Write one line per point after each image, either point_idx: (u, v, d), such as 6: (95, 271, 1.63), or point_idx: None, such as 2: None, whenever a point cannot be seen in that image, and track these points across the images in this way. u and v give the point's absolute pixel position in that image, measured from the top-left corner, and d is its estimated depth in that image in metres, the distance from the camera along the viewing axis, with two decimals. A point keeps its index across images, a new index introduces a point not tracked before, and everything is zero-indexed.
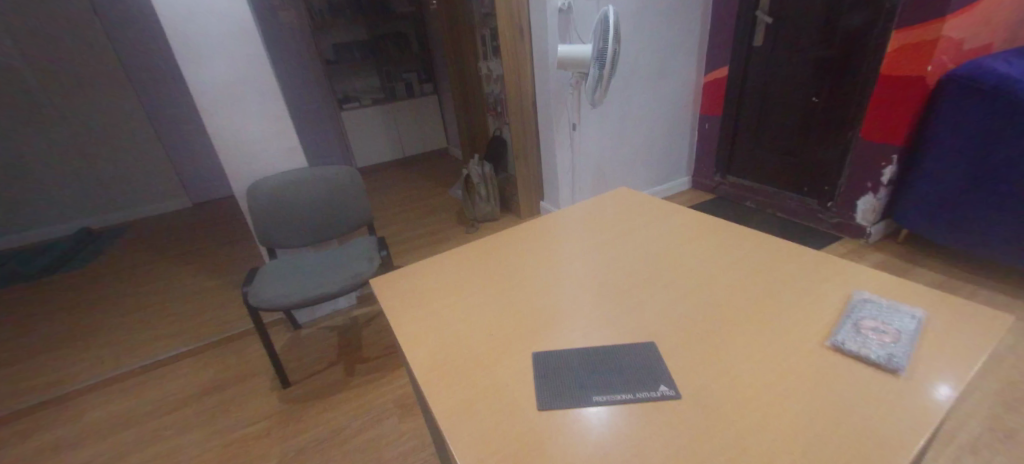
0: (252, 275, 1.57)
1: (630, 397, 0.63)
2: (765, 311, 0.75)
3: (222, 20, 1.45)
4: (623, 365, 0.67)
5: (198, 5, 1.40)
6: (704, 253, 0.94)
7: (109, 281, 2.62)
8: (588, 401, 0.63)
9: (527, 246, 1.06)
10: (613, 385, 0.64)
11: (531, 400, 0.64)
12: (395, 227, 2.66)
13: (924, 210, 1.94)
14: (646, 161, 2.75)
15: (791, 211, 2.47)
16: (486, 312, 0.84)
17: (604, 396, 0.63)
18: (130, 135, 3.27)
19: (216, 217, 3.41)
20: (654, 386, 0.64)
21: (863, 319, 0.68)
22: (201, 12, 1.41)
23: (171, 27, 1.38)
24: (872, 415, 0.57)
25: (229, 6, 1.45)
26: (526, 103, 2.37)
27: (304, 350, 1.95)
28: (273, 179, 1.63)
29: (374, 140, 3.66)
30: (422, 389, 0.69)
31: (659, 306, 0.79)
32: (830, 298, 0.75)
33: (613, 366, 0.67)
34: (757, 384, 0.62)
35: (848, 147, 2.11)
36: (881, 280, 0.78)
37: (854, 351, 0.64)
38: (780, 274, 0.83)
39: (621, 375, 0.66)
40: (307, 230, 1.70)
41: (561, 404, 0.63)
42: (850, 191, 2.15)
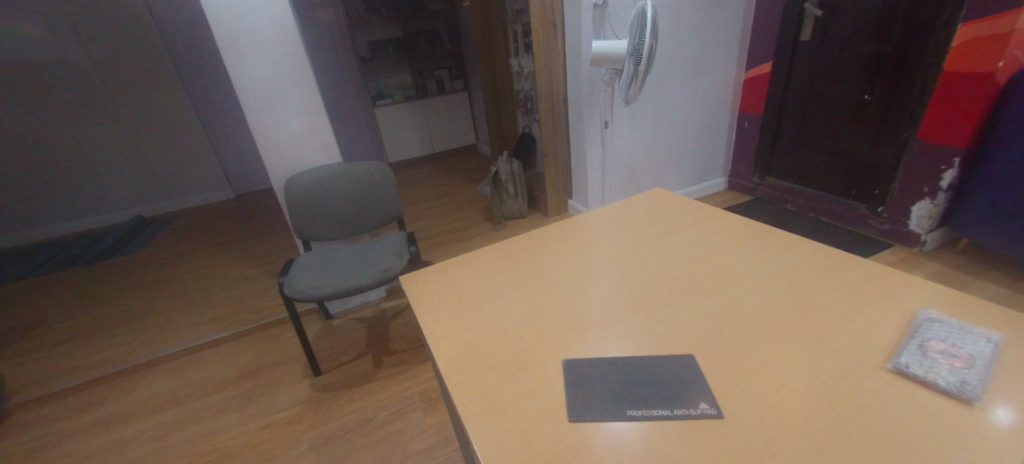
0: (287, 265, 1.61)
1: (668, 413, 0.59)
2: (816, 325, 0.69)
3: (265, 19, 1.48)
4: (660, 378, 0.64)
5: (242, 3, 1.44)
6: (745, 260, 0.89)
7: (158, 267, 2.75)
8: (620, 415, 0.59)
9: (557, 247, 1.03)
10: (649, 400, 0.61)
11: (561, 411, 0.61)
12: (424, 223, 2.68)
13: (988, 217, 1.79)
14: (682, 160, 2.66)
15: (836, 215, 2.33)
16: (515, 314, 0.82)
17: (639, 411, 0.60)
18: (178, 128, 3.43)
19: (255, 209, 3.54)
20: (693, 404, 0.59)
21: (930, 341, 0.62)
22: (245, 12, 1.45)
23: (217, 28, 1.43)
24: (940, 448, 0.51)
25: (271, 5, 1.48)
26: (557, 100, 2.33)
27: (334, 339, 1.98)
28: (309, 173, 1.66)
29: (406, 136, 3.70)
30: (449, 391, 0.67)
31: (696, 315, 0.75)
32: (889, 315, 0.69)
33: (649, 379, 0.64)
34: (807, 407, 0.57)
35: (904, 148, 1.97)
36: (946, 298, 0.71)
37: (919, 376, 0.58)
38: (829, 285, 0.77)
39: (658, 389, 0.62)
40: (339, 224, 1.73)
41: (592, 417, 0.60)
42: (904, 195, 2.00)
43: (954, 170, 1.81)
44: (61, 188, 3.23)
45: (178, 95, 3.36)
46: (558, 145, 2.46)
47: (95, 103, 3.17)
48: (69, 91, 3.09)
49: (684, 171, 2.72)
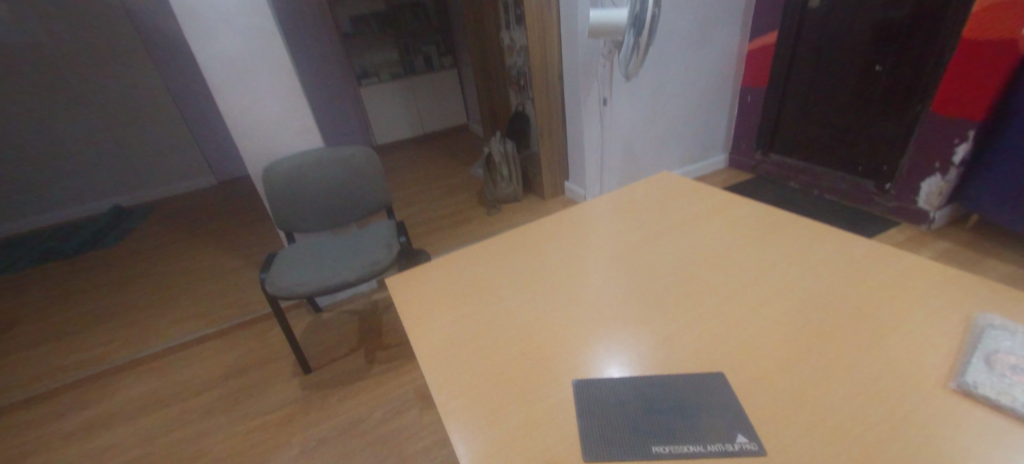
0: (269, 261, 1.50)
1: (700, 450, 0.51)
2: (859, 335, 0.62)
3: None
4: (689, 405, 0.56)
5: None
6: (768, 254, 0.81)
7: (137, 261, 2.63)
8: (644, 449, 0.52)
9: (558, 240, 0.94)
10: (676, 432, 0.53)
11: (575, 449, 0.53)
12: (414, 209, 2.57)
13: (1001, 193, 1.72)
14: (682, 138, 2.56)
15: (842, 193, 2.26)
16: (516, 322, 0.73)
17: (666, 447, 0.52)
18: (152, 113, 3.24)
19: (239, 196, 3.39)
20: (729, 435, 0.52)
21: (996, 354, 0.54)
22: None
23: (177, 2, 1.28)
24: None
25: None
26: (552, 76, 2.20)
27: (324, 334, 1.90)
28: (288, 160, 1.53)
29: (394, 117, 3.54)
30: (445, 426, 0.58)
31: (720, 324, 0.67)
32: (940, 321, 0.61)
33: (676, 405, 0.56)
34: (858, 437, 0.50)
35: (916, 123, 1.88)
36: (1001, 299, 0.63)
37: (989, 398, 0.50)
38: (868, 285, 0.70)
39: (686, 417, 0.54)
40: (323, 214, 1.62)
41: (611, 453, 0.52)
42: (913, 171, 1.93)
43: (968, 145, 1.73)
44: (30, 178, 3.06)
45: (149, 77, 3.16)
46: (554, 125, 2.34)
47: (60, 88, 2.96)
48: (31, 75, 2.88)
49: (685, 149, 2.63)
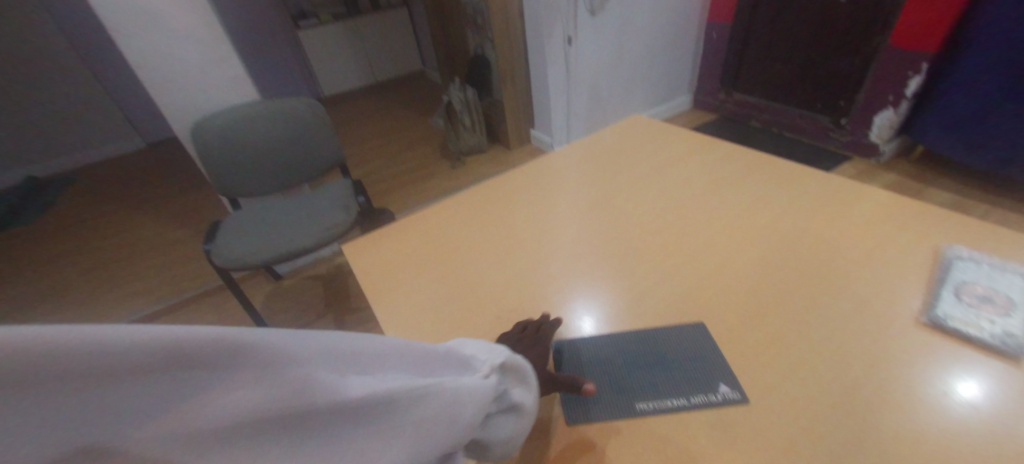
0: (212, 230, 1.37)
1: (684, 404, 0.50)
2: (833, 276, 0.62)
3: None
4: (672, 357, 0.55)
5: None
6: (742, 196, 0.79)
7: (63, 238, 2.37)
8: (630, 407, 0.51)
9: (530, 193, 0.89)
10: (661, 388, 0.52)
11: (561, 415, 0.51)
12: (373, 165, 2.43)
13: (946, 124, 1.77)
14: (647, 78, 2.49)
15: (800, 130, 2.29)
16: (490, 283, 0.69)
17: (650, 403, 0.51)
18: (56, 68, 2.82)
19: (174, 159, 3.08)
20: (712, 384, 0.52)
21: (966, 284, 0.55)
22: None
23: None
24: (986, 409, 0.46)
25: None
26: (512, 13, 2.04)
27: (287, 302, 1.81)
28: (218, 116, 1.36)
29: (341, 64, 3.25)
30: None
31: (698, 271, 0.66)
32: (910, 256, 0.62)
33: (660, 360, 0.55)
34: (836, 379, 0.50)
35: (873, 57, 1.86)
36: (965, 229, 0.65)
37: (960, 330, 0.52)
38: (842, 223, 0.70)
39: (669, 371, 0.54)
40: (268, 175, 1.48)
41: (599, 415, 0.50)
42: (867, 106, 1.96)
43: (920, 77, 1.76)
44: None
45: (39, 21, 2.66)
46: (516, 68, 2.21)
47: None
48: None
49: (650, 90, 2.56)
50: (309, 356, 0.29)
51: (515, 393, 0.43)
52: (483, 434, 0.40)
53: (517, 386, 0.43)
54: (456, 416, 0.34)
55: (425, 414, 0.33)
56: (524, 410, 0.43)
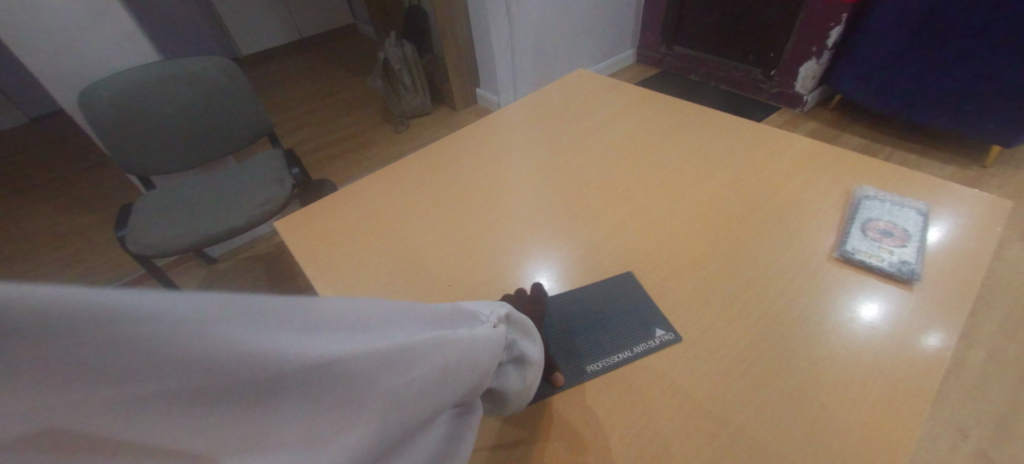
0: (124, 214, 1.24)
1: (627, 356, 0.53)
2: (760, 220, 0.67)
3: None
4: (609, 313, 0.58)
5: None
6: (681, 149, 0.82)
7: None
8: (580, 369, 0.53)
9: (476, 154, 0.87)
10: (605, 346, 0.55)
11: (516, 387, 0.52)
12: (308, 132, 2.27)
13: (860, 74, 1.89)
14: (590, 32, 2.46)
15: (734, 83, 2.38)
16: (440, 251, 0.68)
17: (598, 363, 0.53)
18: None
19: (68, 132, 2.68)
20: (648, 332, 0.55)
21: (871, 221, 0.61)
22: None
23: None
24: (881, 328, 0.53)
25: None
26: None
27: (225, 285, 1.70)
28: (112, 82, 1.19)
29: (260, 19, 2.93)
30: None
31: (639, 225, 0.69)
32: (828, 197, 0.68)
33: (596, 320, 0.58)
34: (762, 317, 0.55)
35: (800, 8, 1.94)
36: (873, 171, 0.71)
37: (865, 263, 0.58)
38: (766, 170, 0.75)
39: (610, 326, 0.57)
40: (184, 148, 1.35)
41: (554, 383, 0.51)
42: (794, 57, 2.05)
43: (840, 28, 1.85)
44: None
45: None
46: (455, 22, 2.10)
47: None
48: None
49: (593, 44, 2.54)
50: (323, 320, 0.28)
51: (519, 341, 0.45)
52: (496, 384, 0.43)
53: (523, 338, 0.46)
54: (476, 362, 0.36)
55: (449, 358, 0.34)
56: (532, 364, 0.46)
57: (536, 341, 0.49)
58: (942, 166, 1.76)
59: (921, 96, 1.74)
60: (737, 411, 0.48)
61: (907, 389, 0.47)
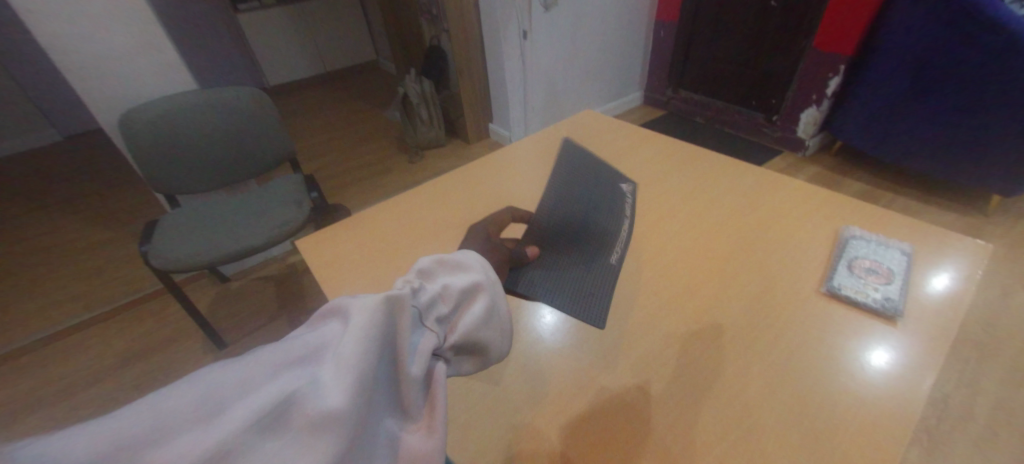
0: (149, 230, 1.30)
1: (625, 241, 0.73)
2: (753, 255, 0.71)
3: None
4: (583, 226, 0.70)
5: None
6: (681, 186, 0.87)
7: None
8: (608, 261, 0.69)
9: (487, 185, 0.93)
10: (602, 241, 0.71)
11: (584, 295, 0.66)
12: (326, 159, 2.36)
13: (859, 122, 1.96)
14: (599, 74, 2.58)
15: (738, 126, 2.47)
16: None
17: (615, 256, 0.70)
18: None
19: (97, 151, 2.78)
20: (597, 215, 0.72)
21: (857, 259, 0.65)
22: None
23: None
24: (890, 376, 0.54)
25: None
26: (467, 6, 2.04)
27: (236, 304, 1.73)
28: (150, 108, 1.28)
29: (288, 52, 3.10)
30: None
31: (640, 254, 0.73)
32: (819, 236, 0.72)
33: (577, 233, 0.69)
34: (753, 347, 0.58)
35: (800, 58, 2.03)
36: (863, 212, 0.75)
37: (851, 298, 0.61)
38: (760, 209, 0.79)
39: (582, 238, 0.69)
40: (211, 169, 1.42)
41: (607, 281, 0.68)
42: (796, 104, 2.13)
43: (839, 78, 1.93)
44: None
45: None
46: (472, 61, 2.22)
47: None
48: None
49: (602, 86, 2.65)
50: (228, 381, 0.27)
51: (444, 285, 0.43)
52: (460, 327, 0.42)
53: (450, 276, 0.45)
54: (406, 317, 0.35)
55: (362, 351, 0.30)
56: (480, 292, 0.44)
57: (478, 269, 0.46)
58: (944, 213, 1.79)
59: (919, 145, 1.80)
60: (727, 432, 0.51)
61: (891, 421, 0.50)
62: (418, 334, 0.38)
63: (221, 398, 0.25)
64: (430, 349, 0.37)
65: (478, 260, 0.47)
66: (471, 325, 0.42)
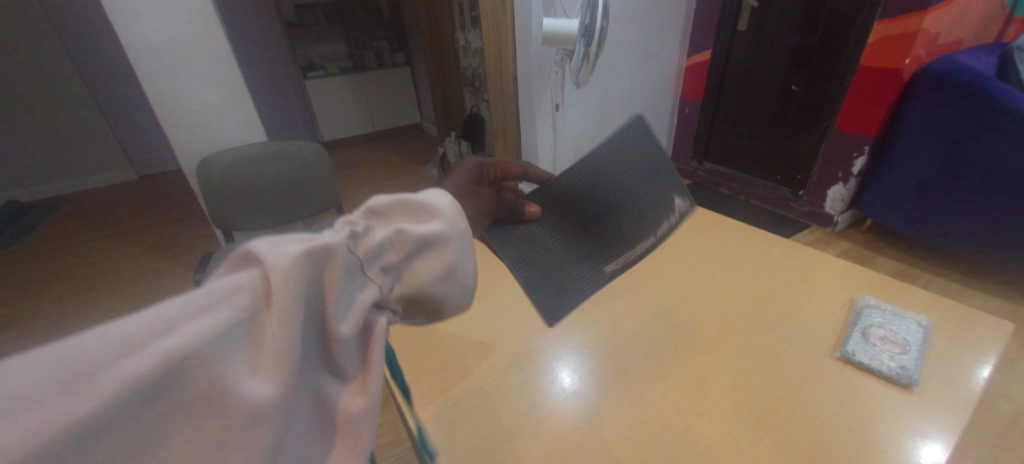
0: (202, 261, 1.41)
1: (647, 246, 0.64)
2: (768, 317, 0.73)
3: None
4: (607, 214, 0.62)
5: None
6: (699, 249, 0.92)
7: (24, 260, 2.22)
8: (599, 268, 0.61)
9: None
10: (620, 242, 0.62)
11: (547, 285, 0.60)
12: None
13: (888, 201, 1.95)
14: None
15: (764, 198, 2.47)
16: (473, 319, 0.77)
17: (619, 264, 0.62)
18: (59, 96, 2.80)
19: (162, 189, 3.02)
20: (633, 204, 0.63)
21: (871, 327, 0.68)
22: None
23: None
24: (914, 446, 0.53)
25: None
26: (507, 79, 2.24)
27: None
28: (226, 155, 1.46)
29: (343, 112, 3.41)
30: (404, 419, 0.60)
31: (656, 307, 0.77)
32: (835, 303, 0.75)
33: (591, 215, 0.61)
34: (766, 401, 0.59)
35: (823, 137, 2.10)
36: (878, 286, 0.78)
37: (865, 364, 0.63)
38: (778, 275, 0.83)
39: (597, 221, 0.62)
40: (264, 210, 1.55)
41: (590, 284, 0.61)
42: (821, 180, 2.17)
43: (863, 158, 1.97)
44: None
45: (58, 55, 2.71)
46: (508, 127, 2.39)
47: None
48: None
49: None
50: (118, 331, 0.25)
51: (399, 228, 0.41)
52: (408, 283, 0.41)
53: (408, 222, 0.43)
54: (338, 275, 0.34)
55: (280, 312, 0.29)
56: (440, 244, 0.41)
57: (441, 215, 0.42)
58: (988, 297, 1.70)
59: (955, 226, 1.76)
60: None
61: None
62: (356, 285, 0.36)
63: (107, 355, 0.23)
64: (369, 303, 0.36)
65: (448, 202, 0.44)
66: (423, 277, 0.41)
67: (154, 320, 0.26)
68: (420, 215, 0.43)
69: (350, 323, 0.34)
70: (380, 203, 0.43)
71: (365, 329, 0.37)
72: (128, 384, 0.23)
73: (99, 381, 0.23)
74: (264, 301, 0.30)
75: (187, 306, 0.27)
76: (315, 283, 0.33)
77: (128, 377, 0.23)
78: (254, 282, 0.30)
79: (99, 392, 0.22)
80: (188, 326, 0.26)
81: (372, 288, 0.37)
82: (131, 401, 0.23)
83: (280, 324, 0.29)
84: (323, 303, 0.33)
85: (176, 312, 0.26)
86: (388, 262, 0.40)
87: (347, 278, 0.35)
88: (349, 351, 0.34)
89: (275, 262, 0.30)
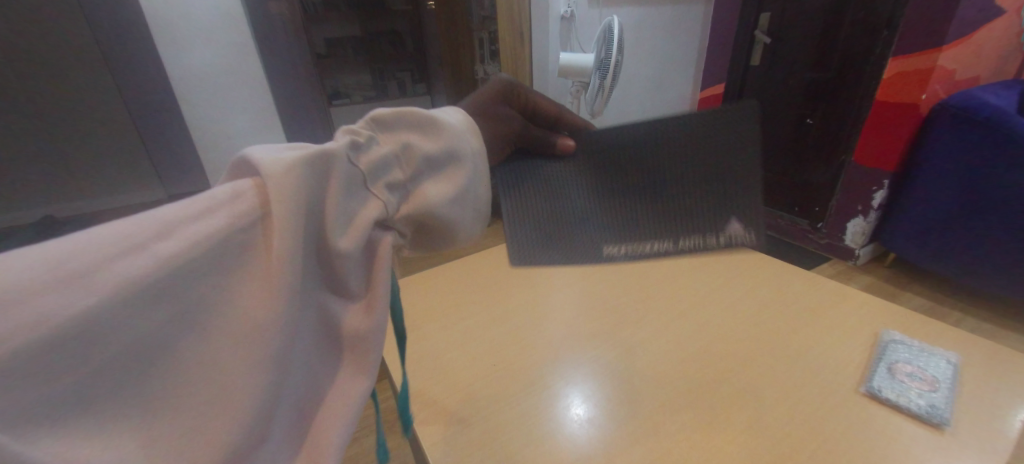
0: None
1: (664, 238, 0.74)
2: (783, 348, 0.72)
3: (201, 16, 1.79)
4: (633, 188, 0.71)
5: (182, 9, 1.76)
6: (713, 280, 0.90)
7: None
8: (602, 247, 0.77)
9: None
10: (632, 224, 0.74)
11: (546, 233, 0.78)
12: None
13: (910, 235, 1.90)
14: None
15: (780, 229, 2.45)
16: (485, 341, 0.77)
17: (621, 251, 0.77)
18: None
19: None
20: (666, 188, 0.71)
21: (898, 363, 0.66)
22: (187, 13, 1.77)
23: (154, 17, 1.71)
24: None
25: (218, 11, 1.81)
26: None
27: None
28: None
29: None
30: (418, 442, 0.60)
31: (670, 336, 0.76)
32: (857, 336, 0.74)
33: (622, 187, 0.71)
34: (791, 436, 0.57)
35: (840, 170, 2.08)
36: (902, 322, 0.76)
37: (892, 401, 0.60)
38: (798, 308, 0.81)
39: (622, 194, 0.72)
40: None
41: (587, 256, 0.78)
42: (839, 213, 2.13)
43: (884, 191, 1.94)
44: None
45: None
46: None
47: None
48: None
49: None
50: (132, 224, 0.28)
51: (404, 144, 0.46)
52: (415, 196, 0.45)
53: (414, 138, 0.46)
54: (341, 185, 0.38)
55: (279, 235, 0.32)
56: (453, 168, 0.47)
57: (453, 139, 0.48)
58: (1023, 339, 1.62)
59: (982, 262, 1.70)
60: None
61: None
62: (360, 200, 0.40)
63: (117, 250, 0.26)
64: (374, 217, 0.40)
65: (452, 122, 0.49)
66: (427, 194, 0.45)
67: (155, 220, 0.28)
68: (429, 137, 0.47)
69: (352, 235, 0.38)
70: (380, 115, 0.46)
71: (370, 246, 0.41)
72: (125, 282, 0.25)
73: (98, 276, 0.25)
74: (261, 210, 0.32)
75: (185, 211, 0.29)
76: (318, 193, 0.37)
77: (127, 273, 0.26)
78: (253, 190, 0.33)
79: (99, 288, 0.25)
80: (186, 231, 0.29)
81: (377, 206, 0.41)
82: (130, 297, 0.25)
83: (280, 249, 0.32)
84: (326, 216, 0.37)
85: (174, 216, 0.29)
86: (393, 180, 0.44)
87: (348, 192, 0.39)
88: (353, 260, 0.38)
89: (271, 165, 0.34)
